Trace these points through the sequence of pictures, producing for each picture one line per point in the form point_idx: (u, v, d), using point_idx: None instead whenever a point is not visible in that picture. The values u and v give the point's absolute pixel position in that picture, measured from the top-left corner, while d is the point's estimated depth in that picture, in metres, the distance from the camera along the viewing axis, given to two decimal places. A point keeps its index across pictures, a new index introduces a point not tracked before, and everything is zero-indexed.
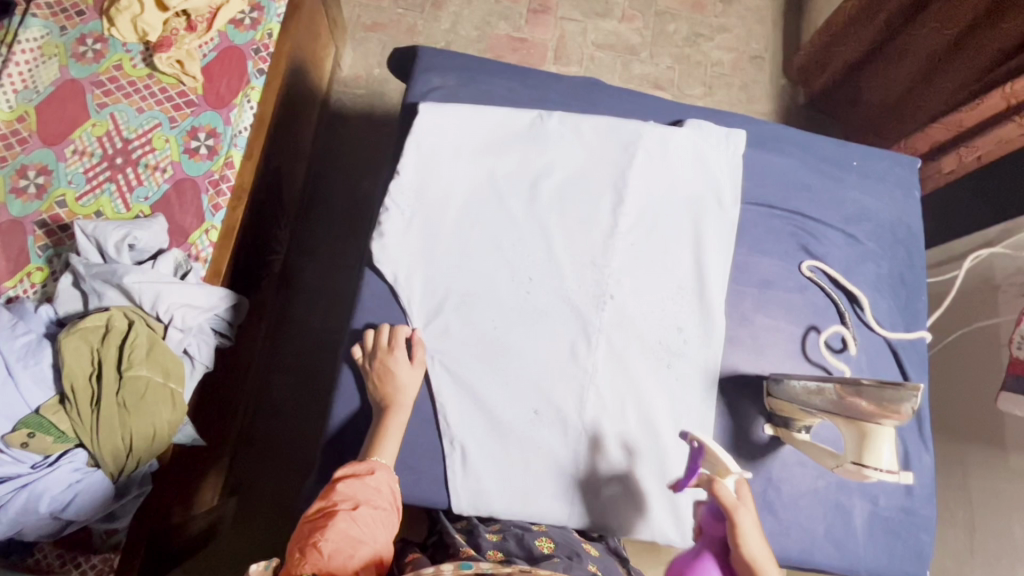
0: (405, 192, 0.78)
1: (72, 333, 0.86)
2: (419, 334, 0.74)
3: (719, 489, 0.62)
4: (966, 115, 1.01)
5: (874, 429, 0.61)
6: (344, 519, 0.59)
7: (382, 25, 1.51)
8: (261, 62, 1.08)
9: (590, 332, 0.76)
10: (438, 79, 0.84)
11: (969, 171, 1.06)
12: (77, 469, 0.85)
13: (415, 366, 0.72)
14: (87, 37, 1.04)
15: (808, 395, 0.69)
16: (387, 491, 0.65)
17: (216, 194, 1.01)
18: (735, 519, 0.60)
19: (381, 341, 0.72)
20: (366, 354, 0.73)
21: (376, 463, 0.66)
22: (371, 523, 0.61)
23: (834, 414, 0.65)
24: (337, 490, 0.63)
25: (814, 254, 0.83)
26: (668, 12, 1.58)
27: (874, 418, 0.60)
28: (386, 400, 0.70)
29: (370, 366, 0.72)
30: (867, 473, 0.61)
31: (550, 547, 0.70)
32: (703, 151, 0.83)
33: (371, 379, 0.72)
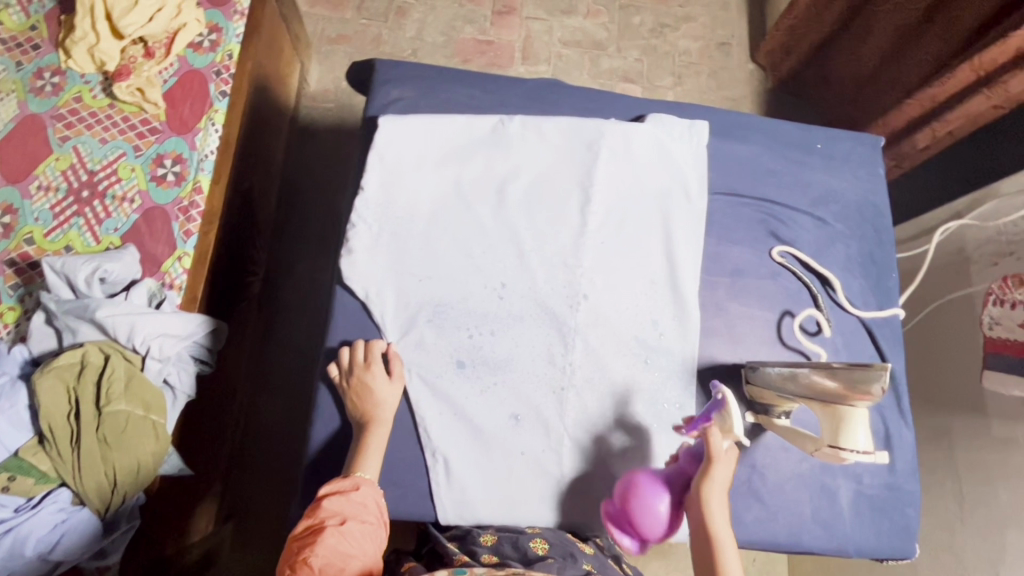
0: (370, 206, 0.77)
1: (46, 373, 0.85)
2: (394, 348, 0.74)
3: (711, 438, 0.66)
4: (938, 90, 0.98)
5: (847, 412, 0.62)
6: (332, 534, 0.59)
7: (347, 37, 1.50)
8: (224, 84, 1.07)
9: (566, 334, 0.77)
10: (396, 91, 0.84)
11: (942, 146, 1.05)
12: (61, 509, 0.84)
13: (393, 381, 0.71)
14: (44, 71, 1.03)
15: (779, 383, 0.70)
16: (374, 505, 0.65)
17: (187, 221, 1.00)
18: (713, 468, 0.66)
19: (357, 359, 0.72)
20: (342, 372, 0.72)
21: (360, 479, 0.66)
22: (357, 537, 0.60)
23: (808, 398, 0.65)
24: (322, 507, 0.62)
25: (783, 240, 0.84)
26: (632, 5, 1.58)
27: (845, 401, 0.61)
28: (365, 417, 0.70)
29: (348, 383, 0.71)
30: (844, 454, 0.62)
31: (544, 547, 0.70)
32: (666, 144, 0.83)
33: (349, 397, 0.71)
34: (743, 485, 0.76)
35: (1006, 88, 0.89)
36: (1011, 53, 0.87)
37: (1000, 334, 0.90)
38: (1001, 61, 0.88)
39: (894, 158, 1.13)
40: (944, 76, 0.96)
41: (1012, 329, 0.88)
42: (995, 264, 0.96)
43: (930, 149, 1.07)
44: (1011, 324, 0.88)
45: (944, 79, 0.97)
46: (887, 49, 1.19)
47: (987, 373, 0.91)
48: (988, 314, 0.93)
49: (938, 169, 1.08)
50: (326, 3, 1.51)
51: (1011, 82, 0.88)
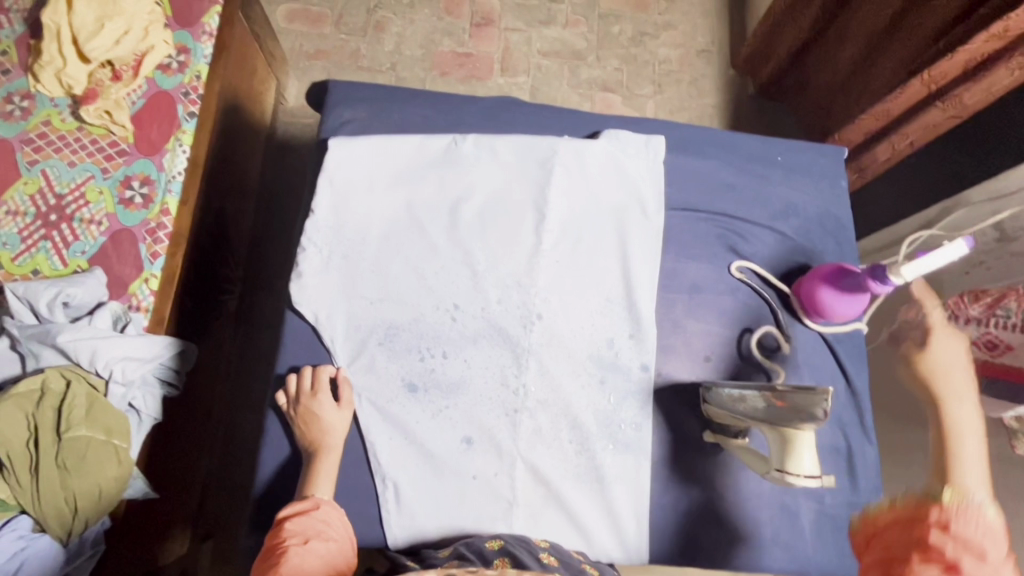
0: (321, 229, 0.77)
1: (5, 400, 0.84)
2: (343, 373, 0.73)
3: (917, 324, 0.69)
4: (893, 103, 1.03)
5: (785, 440, 0.61)
6: (295, 553, 0.58)
7: (325, 53, 1.50)
8: (192, 105, 1.06)
9: (520, 353, 0.76)
10: (350, 112, 0.83)
11: (904, 158, 1.07)
12: (21, 537, 0.83)
13: (341, 408, 0.71)
14: (13, 95, 1.03)
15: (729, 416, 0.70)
16: (338, 522, 0.64)
17: (153, 242, 0.99)
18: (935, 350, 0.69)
19: (304, 387, 0.71)
20: (290, 400, 0.72)
21: (320, 499, 0.66)
22: (322, 555, 0.59)
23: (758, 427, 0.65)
24: (284, 528, 0.61)
25: (743, 255, 0.83)
26: (611, 14, 1.57)
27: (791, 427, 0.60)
28: (314, 444, 0.69)
29: (294, 411, 0.71)
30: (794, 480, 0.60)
31: (499, 543, 0.67)
32: (622, 160, 0.83)
33: (297, 425, 0.71)
34: (701, 506, 0.75)
35: (961, 101, 0.93)
36: (961, 67, 0.91)
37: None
38: (951, 74, 0.93)
39: (856, 169, 1.16)
40: (897, 91, 1.01)
41: (969, 346, 0.80)
42: (966, 273, 0.94)
43: (891, 162, 1.09)
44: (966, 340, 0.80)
45: (898, 94, 1.02)
46: (858, 57, 1.17)
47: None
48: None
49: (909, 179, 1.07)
50: (304, 19, 1.51)
51: (965, 94, 0.92)
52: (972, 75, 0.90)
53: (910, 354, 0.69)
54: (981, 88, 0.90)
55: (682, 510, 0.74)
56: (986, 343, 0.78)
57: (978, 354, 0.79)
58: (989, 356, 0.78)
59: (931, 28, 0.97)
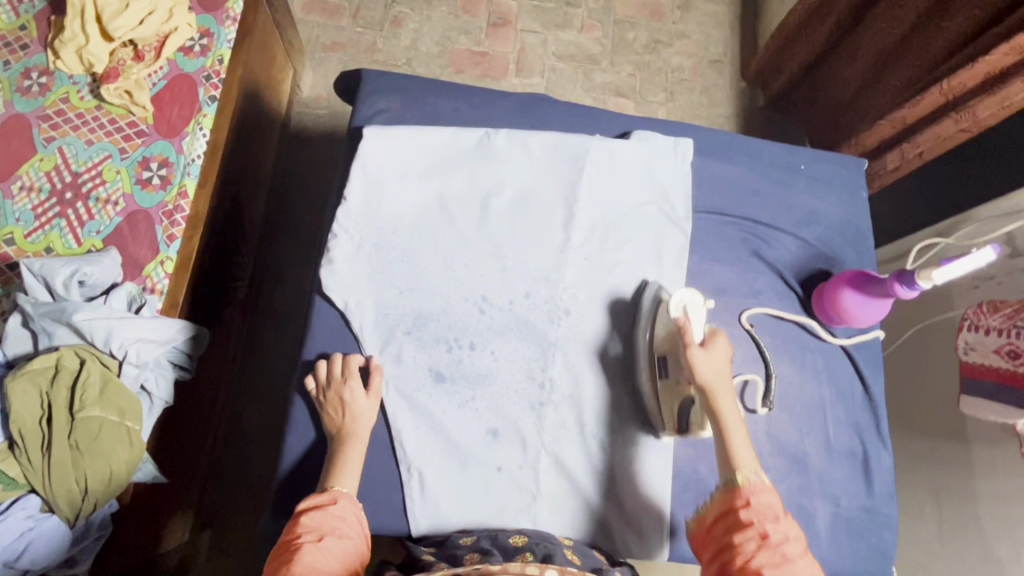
0: (353, 217, 0.77)
1: (19, 376, 0.83)
2: (375, 362, 0.73)
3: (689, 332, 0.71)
4: (909, 112, 1.01)
5: (675, 313, 0.75)
6: (309, 552, 0.58)
7: (341, 45, 1.49)
8: (213, 89, 1.05)
9: (552, 352, 0.77)
10: (383, 102, 0.84)
11: (913, 167, 1.08)
12: (31, 516, 0.82)
13: (371, 397, 0.71)
14: (32, 71, 1.01)
15: (647, 369, 0.75)
16: (353, 519, 0.63)
17: (170, 225, 0.97)
18: (692, 357, 0.70)
19: (335, 373, 0.71)
20: (320, 386, 0.71)
21: (337, 492, 0.64)
22: (336, 553, 0.59)
23: (658, 340, 0.76)
24: (300, 523, 0.61)
25: (766, 259, 0.85)
26: (626, 20, 1.59)
27: (667, 309, 0.76)
28: (341, 431, 0.69)
29: (324, 396, 0.71)
30: (689, 327, 0.71)
31: (523, 541, 0.67)
32: (651, 162, 0.84)
33: (325, 410, 0.70)
34: None
35: (974, 113, 0.93)
36: (979, 79, 0.90)
37: (975, 360, 0.83)
38: (969, 85, 0.92)
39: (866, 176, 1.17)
40: (913, 99, 0.99)
41: (990, 356, 0.82)
42: (975, 287, 0.95)
43: (900, 169, 1.10)
44: (987, 350, 0.82)
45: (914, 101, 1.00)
46: (870, 73, 1.19)
47: (965, 397, 0.85)
48: (963, 339, 0.86)
49: (918, 195, 1.10)
50: (321, 11, 1.50)
51: (980, 108, 0.91)
52: (990, 88, 0.90)
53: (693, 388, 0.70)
54: (996, 102, 0.90)
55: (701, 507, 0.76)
56: (1008, 352, 0.79)
57: (998, 365, 0.80)
58: (1011, 366, 0.78)
59: (944, 45, 1.00)
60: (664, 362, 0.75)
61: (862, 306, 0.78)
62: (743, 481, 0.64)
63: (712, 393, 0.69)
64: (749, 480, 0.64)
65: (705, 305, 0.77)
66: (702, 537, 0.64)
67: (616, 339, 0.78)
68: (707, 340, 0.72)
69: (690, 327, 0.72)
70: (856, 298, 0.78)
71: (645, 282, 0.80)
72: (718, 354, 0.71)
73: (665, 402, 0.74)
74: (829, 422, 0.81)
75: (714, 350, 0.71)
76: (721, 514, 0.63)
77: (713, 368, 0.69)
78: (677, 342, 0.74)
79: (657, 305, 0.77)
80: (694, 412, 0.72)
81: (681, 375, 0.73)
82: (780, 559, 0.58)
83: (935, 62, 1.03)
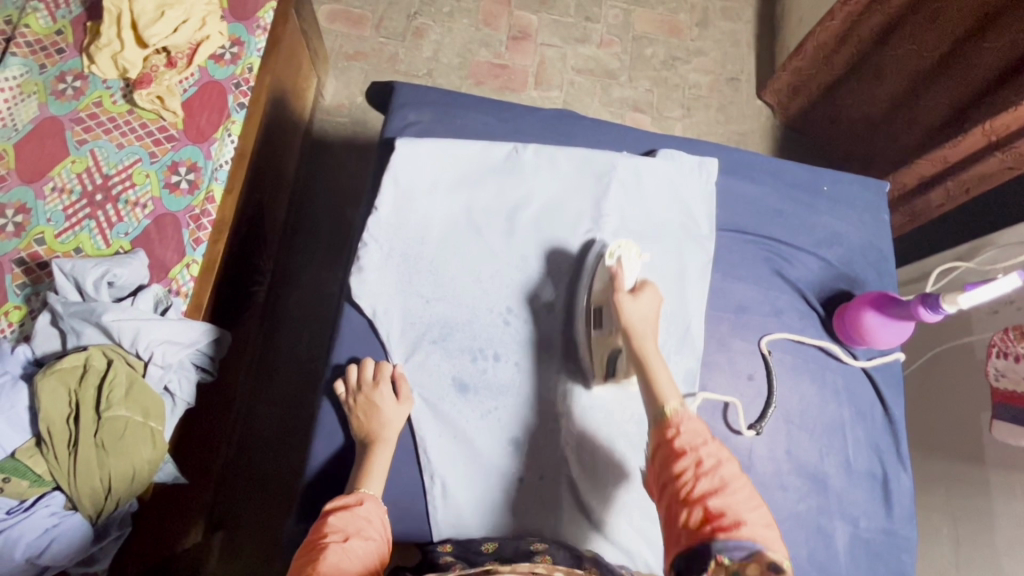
0: (383, 227, 0.79)
1: (49, 375, 0.83)
2: (401, 370, 0.74)
3: (617, 275, 0.73)
4: (950, 150, 1.03)
5: (609, 261, 0.76)
6: (335, 551, 0.57)
7: (364, 54, 1.51)
8: (242, 96, 1.06)
9: (575, 240, 0.81)
10: (414, 115, 0.85)
11: (958, 203, 1.09)
12: (54, 513, 0.82)
13: (400, 402, 0.72)
14: (67, 75, 1.02)
15: (584, 320, 0.76)
16: (378, 521, 0.63)
17: (198, 229, 0.98)
18: (621, 303, 0.70)
19: (365, 377, 0.72)
20: (349, 390, 0.72)
21: (364, 495, 0.65)
22: (361, 553, 0.58)
23: (594, 295, 0.76)
24: (327, 523, 0.60)
25: (788, 279, 0.85)
26: (645, 37, 1.60)
27: (602, 260, 0.77)
28: (370, 436, 0.70)
29: (354, 402, 0.71)
30: (621, 275, 0.72)
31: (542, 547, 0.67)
32: (676, 180, 0.85)
33: (354, 415, 0.71)
34: None
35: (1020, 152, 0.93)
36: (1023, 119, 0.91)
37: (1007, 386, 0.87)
38: (1011, 126, 0.93)
39: (909, 214, 1.18)
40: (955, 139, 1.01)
41: (1016, 382, 0.86)
42: (994, 312, 0.94)
43: (946, 205, 1.11)
44: (1016, 376, 0.86)
45: (956, 142, 1.02)
46: (900, 94, 1.20)
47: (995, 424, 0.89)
48: (992, 365, 0.90)
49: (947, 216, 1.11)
50: (345, 21, 1.52)
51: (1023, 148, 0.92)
52: None
53: (619, 300, 0.70)
54: None
55: None
56: None
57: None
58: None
59: (991, 68, 1.00)
60: (598, 313, 0.75)
61: (886, 330, 0.79)
62: (670, 414, 0.62)
63: (639, 335, 0.68)
64: (676, 412, 0.61)
65: (638, 254, 0.78)
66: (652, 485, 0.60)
67: (557, 275, 0.80)
68: (636, 288, 0.72)
69: (621, 273, 0.73)
70: (879, 321, 0.79)
71: (589, 242, 0.81)
72: (646, 302, 0.71)
73: (597, 351, 0.75)
74: (848, 443, 0.81)
75: (643, 298, 0.71)
76: (656, 448, 0.60)
77: (640, 313, 0.69)
78: (609, 295, 0.74)
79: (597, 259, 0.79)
80: (623, 362, 0.75)
81: (613, 325, 0.73)
82: (719, 484, 0.56)
83: (983, 85, 1.03)
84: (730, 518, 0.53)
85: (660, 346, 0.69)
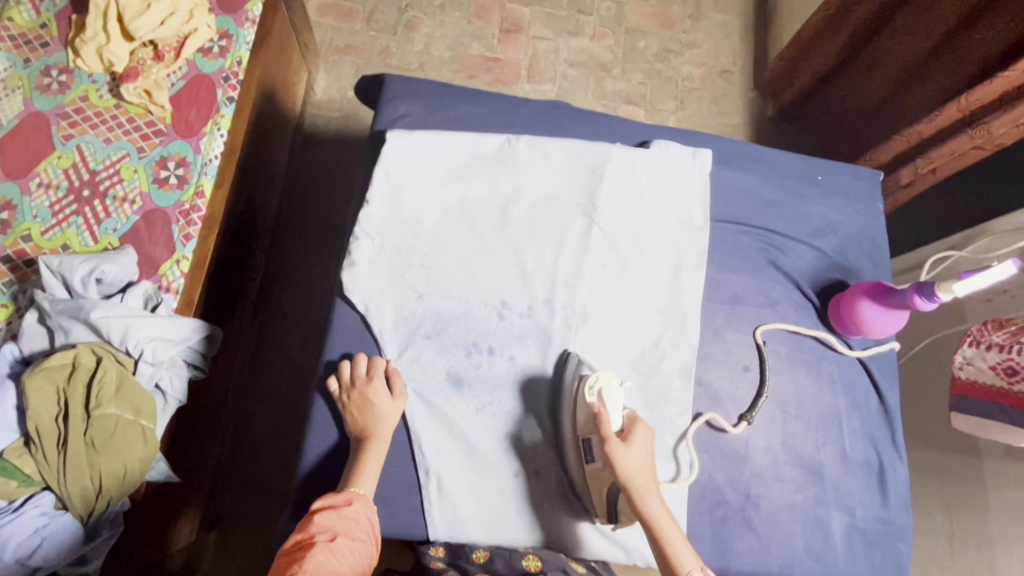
0: (375, 219, 0.78)
1: (36, 373, 0.82)
2: (394, 365, 0.73)
3: (603, 422, 0.68)
4: (924, 127, 1.02)
5: (590, 398, 0.70)
6: (321, 551, 0.57)
7: (355, 48, 1.49)
8: (231, 90, 1.05)
9: (552, 350, 0.77)
10: (405, 106, 0.84)
11: (926, 184, 1.09)
12: (43, 514, 0.81)
13: (395, 399, 0.71)
14: (51, 69, 1.00)
15: (573, 453, 0.72)
16: (365, 521, 0.63)
17: (187, 225, 0.97)
18: (614, 455, 0.66)
19: (359, 374, 0.71)
20: (343, 387, 0.71)
21: (353, 495, 0.64)
22: (349, 556, 0.59)
23: (580, 424, 0.71)
24: (314, 521, 0.61)
25: (783, 269, 0.85)
26: (638, 29, 1.60)
27: (583, 394, 0.71)
28: (365, 431, 0.69)
29: (347, 399, 0.71)
30: (605, 419, 0.68)
31: (536, 565, 0.69)
32: (671, 171, 0.85)
33: (348, 412, 0.70)
34: (736, 515, 0.76)
35: (990, 130, 0.94)
36: (997, 94, 0.91)
37: (970, 377, 0.85)
38: (985, 102, 0.93)
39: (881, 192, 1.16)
40: (930, 115, 1.00)
41: (986, 372, 0.83)
42: (988, 300, 0.95)
43: (913, 184, 1.10)
44: (983, 366, 0.83)
45: (930, 117, 1.01)
46: (893, 83, 1.19)
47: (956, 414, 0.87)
48: (959, 353, 0.87)
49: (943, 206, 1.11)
50: (335, 14, 1.51)
51: (994, 124, 0.92)
52: (1007, 104, 0.91)
53: (611, 452, 0.66)
54: (1011, 119, 0.91)
55: (718, 516, 0.75)
56: (1006, 369, 0.80)
57: (994, 382, 0.82)
58: (1007, 383, 0.80)
59: (980, 58, 1.00)
60: (588, 448, 0.70)
61: (881, 320, 0.79)
62: None
63: (637, 492, 0.65)
64: None
65: (620, 383, 0.72)
66: None
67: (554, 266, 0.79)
68: (627, 432, 0.68)
69: (606, 416, 0.68)
70: (874, 311, 0.79)
71: (565, 353, 0.76)
72: (638, 446, 0.67)
73: (594, 493, 0.70)
74: (844, 432, 0.81)
75: (634, 443, 0.68)
76: None
77: (632, 464, 0.66)
78: (595, 430, 0.70)
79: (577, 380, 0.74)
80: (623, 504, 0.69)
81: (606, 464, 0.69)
82: None
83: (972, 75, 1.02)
84: None
85: (660, 497, 0.67)
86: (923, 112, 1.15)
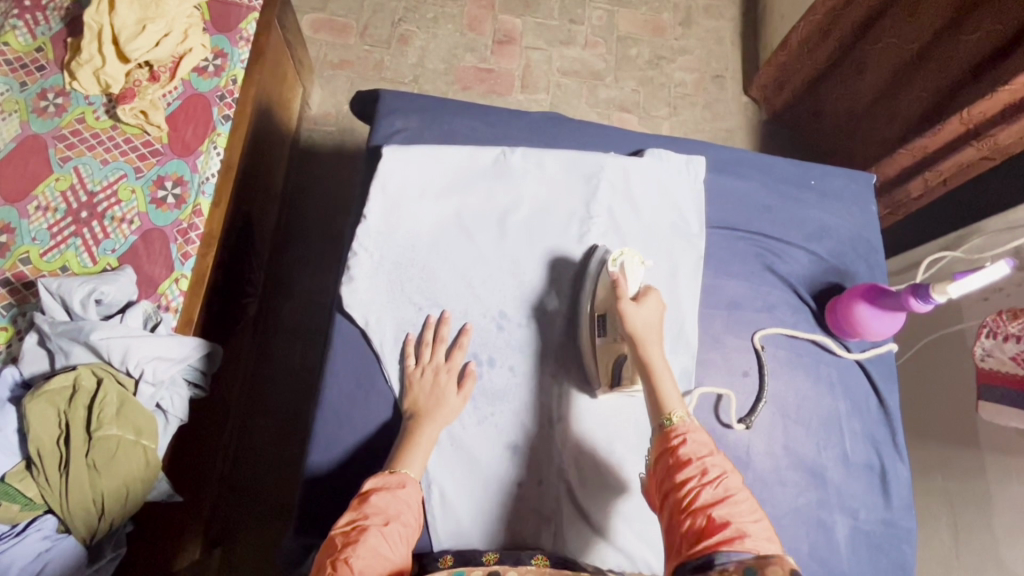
0: (372, 235, 0.78)
1: (37, 397, 0.81)
2: (471, 366, 0.75)
3: (618, 284, 0.71)
4: (929, 140, 1.04)
5: (612, 267, 0.75)
6: (375, 534, 0.57)
7: (349, 63, 1.50)
8: (227, 108, 1.05)
9: (550, 360, 0.78)
10: (401, 122, 0.85)
11: (936, 195, 1.11)
12: (46, 537, 0.81)
13: (461, 394, 0.72)
14: (48, 92, 1.00)
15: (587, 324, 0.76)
16: (417, 507, 0.63)
17: (185, 243, 0.97)
18: (624, 306, 0.69)
19: (438, 358, 0.74)
20: (418, 365, 0.73)
21: (406, 478, 0.64)
22: (400, 542, 0.59)
23: (597, 300, 0.75)
24: (368, 502, 0.61)
25: (779, 274, 0.86)
26: (630, 37, 1.61)
27: (606, 267, 0.76)
28: (419, 414, 0.70)
29: (420, 376, 0.73)
30: (621, 281, 0.71)
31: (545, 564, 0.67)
32: (665, 179, 0.85)
33: (408, 384, 0.73)
34: None
35: (995, 140, 0.96)
36: (999, 107, 0.93)
37: (992, 367, 0.85)
38: (988, 115, 0.95)
39: (890, 205, 1.20)
40: (933, 129, 1.02)
41: (1007, 363, 0.83)
42: (984, 299, 0.95)
43: (924, 197, 1.13)
44: (1004, 357, 0.84)
45: (934, 132, 1.03)
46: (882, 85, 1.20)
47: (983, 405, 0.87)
48: (979, 346, 0.87)
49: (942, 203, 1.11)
50: (329, 29, 1.52)
51: (1000, 136, 0.94)
52: (1011, 115, 0.92)
53: (623, 306, 0.69)
54: (1016, 131, 0.92)
55: None
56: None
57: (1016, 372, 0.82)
58: None
59: (965, 60, 1.00)
60: (603, 321, 0.74)
61: (876, 321, 0.79)
62: (675, 422, 0.62)
63: (640, 339, 0.68)
64: (680, 421, 0.62)
65: (641, 264, 0.77)
66: (653, 488, 0.61)
67: (551, 275, 0.80)
68: (640, 295, 0.71)
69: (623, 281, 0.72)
70: (870, 313, 0.79)
71: (589, 252, 0.80)
72: (649, 307, 0.70)
73: (603, 360, 0.74)
74: (845, 435, 0.81)
75: (646, 304, 0.70)
76: (660, 454, 0.61)
77: (642, 319, 0.69)
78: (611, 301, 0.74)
79: (601, 266, 0.78)
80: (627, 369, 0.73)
81: (617, 332, 0.73)
82: (723, 494, 0.57)
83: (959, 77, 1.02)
84: (735, 530, 0.54)
85: (664, 353, 0.69)
86: (910, 117, 1.15)
